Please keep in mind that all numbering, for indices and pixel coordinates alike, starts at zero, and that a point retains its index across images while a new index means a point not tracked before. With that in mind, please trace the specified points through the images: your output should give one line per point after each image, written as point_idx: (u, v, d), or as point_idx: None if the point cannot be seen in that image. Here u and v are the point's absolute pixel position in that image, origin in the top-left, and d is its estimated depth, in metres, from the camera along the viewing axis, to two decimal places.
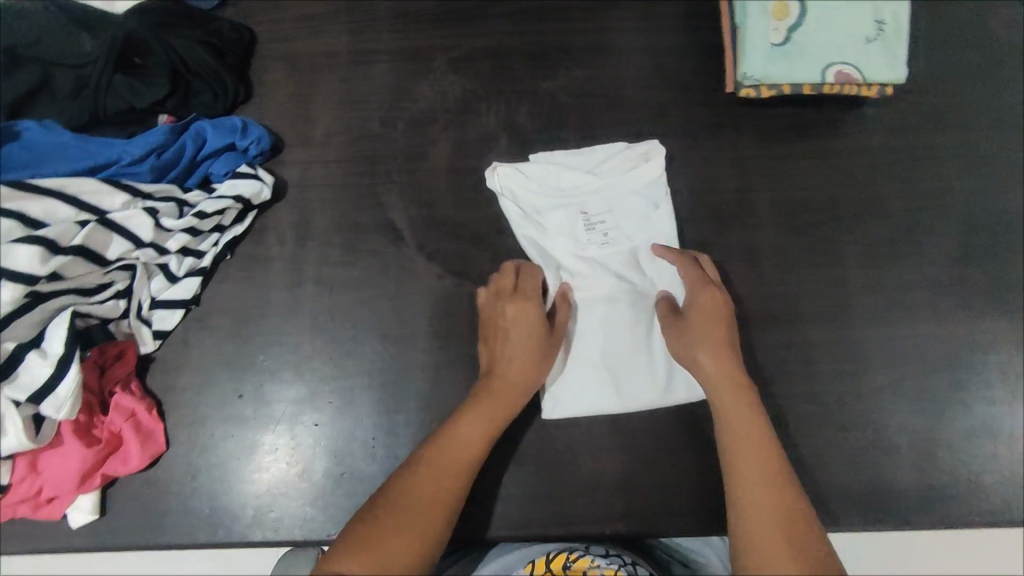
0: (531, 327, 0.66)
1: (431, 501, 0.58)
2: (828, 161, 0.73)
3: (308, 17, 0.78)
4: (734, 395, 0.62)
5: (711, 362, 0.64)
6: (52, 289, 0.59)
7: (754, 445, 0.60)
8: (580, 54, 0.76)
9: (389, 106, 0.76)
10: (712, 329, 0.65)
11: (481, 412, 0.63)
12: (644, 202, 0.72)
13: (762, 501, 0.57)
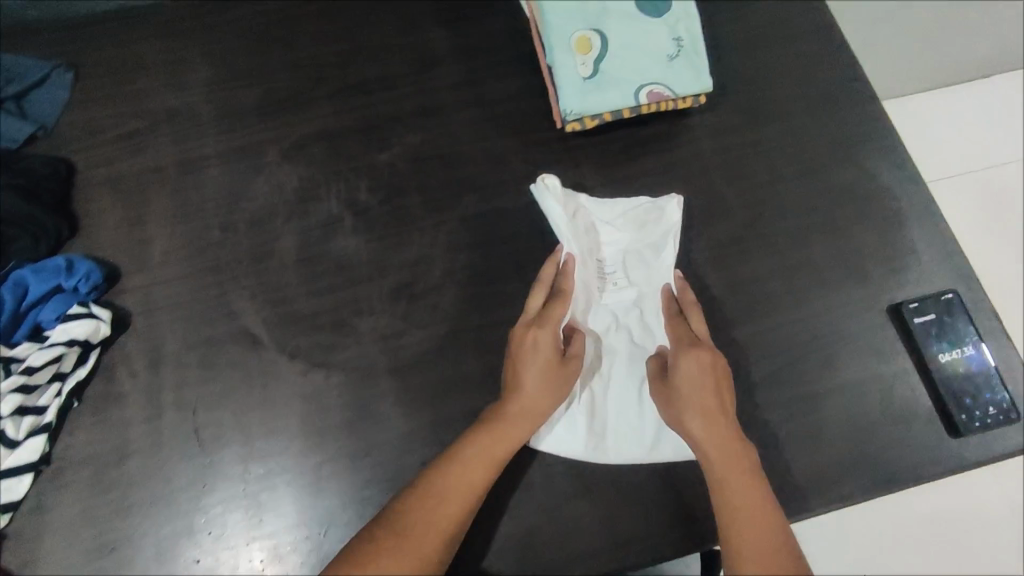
0: (546, 356, 0.63)
1: (413, 542, 0.56)
2: (666, 175, 0.76)
3: (127, 136, 0.77)
4: (720, 420, 0.62)
5: (700, 430, 0.61)
6: None
7: (751, 510, 0.58)
8: (409, 122, 0.78)
9: (224, 209, 0.73)
10: (700, 396, 0.62)
11: (491, 439, 0.60)
12: (653, 253, 0.72)
13: (755, 527, 0.57)
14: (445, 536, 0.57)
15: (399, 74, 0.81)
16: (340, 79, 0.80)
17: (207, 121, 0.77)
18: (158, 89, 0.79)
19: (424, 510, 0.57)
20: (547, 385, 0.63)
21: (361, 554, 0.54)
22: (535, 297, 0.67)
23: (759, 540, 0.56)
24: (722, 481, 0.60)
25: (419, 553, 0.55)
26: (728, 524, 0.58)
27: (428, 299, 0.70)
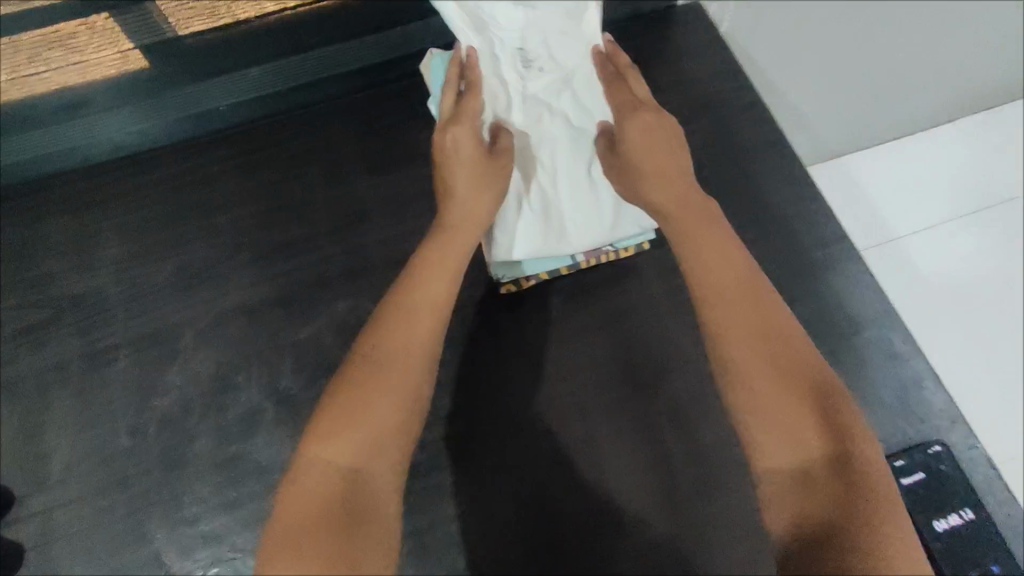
0: (470, 156, 0.56)
1: (372, 394, 0.46)
2: (616, 328, 0.69)
3: (29, 331, 0.70)
4: (715, 236, 0.50)
5: (716, 267, 0.48)
6: None
7: (744, 290, 0.47)
8: (335, 288, 0.72)
9: (135, 408, 0.66)
10: (702, 231, 0.50)
11: (436, 266, 0.53)
12: (587, 34, 0.59)
13: (734, 348, 0.45)
14: (414, 405, 0.47)
15: (323, 231, 0.75)
16: (260, 243, 0.74)
17: (115, 305, 0.71)
18: (65, 272, 0.73)
19: (383, 334, 0.49)
20: (473, 185, 0.56)
21: (345, 401, 0.45)
22: (445, 94, 0.57)
23: (765, 399, 0.43)
24: (704, 281, 0.48)
25: (393, 401, 0.46)
26: (722, 361, 0.46)
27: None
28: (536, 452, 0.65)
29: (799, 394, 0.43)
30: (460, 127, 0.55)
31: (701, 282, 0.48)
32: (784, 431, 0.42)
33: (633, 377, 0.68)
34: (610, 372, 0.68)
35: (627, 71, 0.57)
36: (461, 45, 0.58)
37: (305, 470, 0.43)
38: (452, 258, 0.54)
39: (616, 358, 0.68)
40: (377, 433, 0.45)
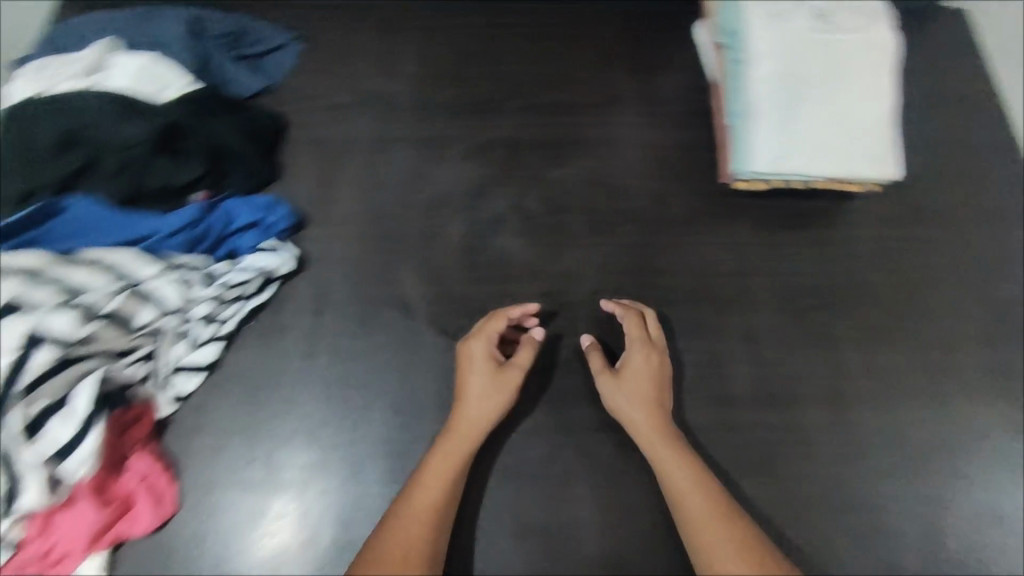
0: (487, 367, 0.66)
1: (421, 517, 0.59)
2: (822, 249, 0.77)
3: (336, 107, 0.86)
4: (672, 430, 0.64)
5: (699, 501, 0.59)
6: (84, 352, 0.60)
7: (712, 523, 0.58)
8: (581, 148, 0.84)
9: (407, 188, 0.80)
10: (688, 481, 0.61)
11: (446, 454, 0.63)
12: (858, 20, 0.76)
13: (694, 526, 0.59)
14: (436, 523, 0.59)
15: (582, 104, 0.87)
16: (530, 97, 0.88)
17: (406, 111, 0.86)
18: (371, 73, 0.88)
19: (450, 447, 0.63)
20: (501, 384, 0.66)
21: (403, 504, 0.60)
22: (475, 342, 0.67)
23: (715, 544, 0.57)
24: (660, 469, 0.62)
25: (425, 507, 0.60)
26: (689, 529, 0.59)
27: (569, 313, 0.74)
28: (727, 324, 0.74)
29: (752, 567, 0.55)
30: (477, 367, 0.66)
31: (677, 466, 0.62)
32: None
33: (827, 292, 0.75)
34: (806, 284, 0.76)
35: (634, 317, 0.70)
36: (754, 2, 0.76)
37: (378, 542, 0.57)
38: (475, 431, 0.64)
39: (815, 276, 0.76)
40: (429, 507, 0.60)
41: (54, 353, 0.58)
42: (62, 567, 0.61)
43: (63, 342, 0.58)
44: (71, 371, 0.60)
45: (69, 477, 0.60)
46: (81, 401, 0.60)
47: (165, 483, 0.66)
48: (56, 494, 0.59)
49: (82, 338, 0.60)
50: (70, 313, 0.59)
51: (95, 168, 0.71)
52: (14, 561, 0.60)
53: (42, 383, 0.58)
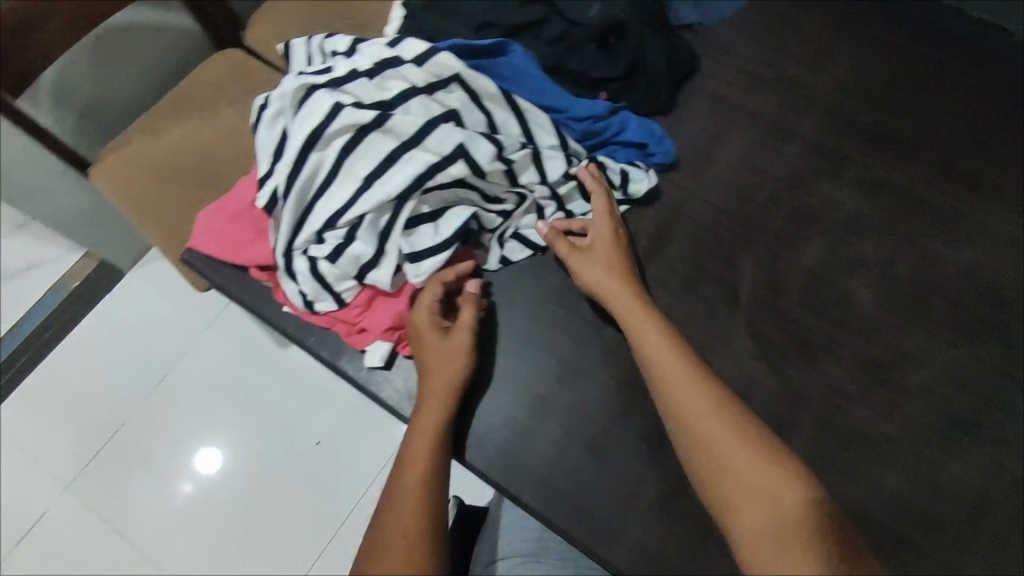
0: (428, 339, 0.64)
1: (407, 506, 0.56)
2: None
3: (750, 75, 0.82)
4: (676, 360, 0.59)
5: (682, 402, 0.57)
6: (473, 183, 0.65)
7: (698, 432, 0.55)
8: (989, 241, 0.73)
9: (783, 186, 0.76)
10: (707, 420, 0.55)
11: (427, 434, 0.60)
12: None
13: (738, 510, 0.51)
14: (423, 501, 0.56)
15: (1009, 197, 0.75)
16: (952, 160, 0.77)
17: (817, 109, 0.80)
18: (799, 57, 0.83)
19: (419, 436, 0.60)
20: (446, 355, 0.63)
21: (395, 481, 0.58)
22: (420, 311, 0.64)
23: (744, 502, 0.51)
24: (686, 419, 0.56)
25: (416, 478, 0.58)
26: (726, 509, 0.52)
27: (890, 395, 0.67)
28: None
29: (779, 488, 0.50)
30: (438, 338, 0.64)
31: (670, 389, 0.58)
32: (760, 542, 0.49)
33: None
34: None
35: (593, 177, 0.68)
36: None
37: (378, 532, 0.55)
38: (449, 383, 0.63)
39: None
40: (416, 484, 0.57)
41: (462, 170, 0.63)
42: (361, 338, 0.68)
43: (471, 165, 0.64)
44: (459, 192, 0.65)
45: (405, 275, 0.66)
46: (452, 221, 0.65)
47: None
48: (392, 284, 0.65)
49: (483, 171, 0.65)
50: (487, 146, 0.64)
51: (540, 30, 0.76)
52: (334, 314, 0.68)
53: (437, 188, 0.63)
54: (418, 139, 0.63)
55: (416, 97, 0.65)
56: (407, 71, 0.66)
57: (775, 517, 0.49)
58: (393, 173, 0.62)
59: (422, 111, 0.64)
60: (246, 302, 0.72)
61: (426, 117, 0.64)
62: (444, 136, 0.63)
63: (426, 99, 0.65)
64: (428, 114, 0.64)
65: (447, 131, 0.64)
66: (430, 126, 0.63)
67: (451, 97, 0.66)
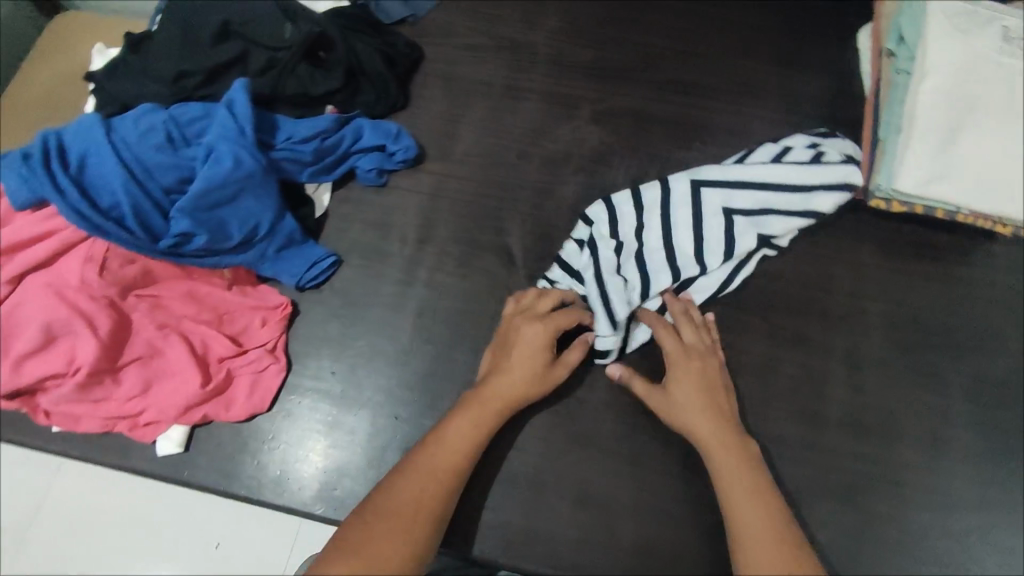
0: (534, 354, 0.64)
1: (402, 518, 0.53)
2: (948, 290, 0.73)
3: (473, 48, 0.85)
4: (731, 449, 0.59)
5: (726, 468, 0.58)
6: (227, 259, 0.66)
7: (753, 490, 0.57)
8: (718, 135, 0.80)
9: (529, 141, 0.80)
10: (748, 487, 0.57)
11: (467, 416, 0.61)
12: None
13: (739, 521, 0.55)
14: (433, 517, 0.55)
15: (722, 90, 0.83)
16: (667, 71, 0.83)
17: (541, 63, 0.84)
18: (513, 19, 0.86)
19: (460, 424, 0.60)
20: (527, 363, 0.63)
21: (436, 443, 0.59)
22: (528, 324, 0.65)
23: (749, 524, 0.54)
24: (720, 476, 0.58)
25: (427, 484, 0.56)
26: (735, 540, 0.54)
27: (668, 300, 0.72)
28: (833, 343, 0.70)
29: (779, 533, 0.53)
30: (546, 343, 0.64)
31: (717, 457, 0.59)
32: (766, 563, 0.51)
33: (944, 337, 0.71)
34: (926, 321, 0.71)
35: (680, 310, 0.68)
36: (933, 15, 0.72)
37: (368, 530, 0.52)
38: (503, 408, 0.62)
39: (936, 315, 0.72)
40: (438, 472, 0.57)
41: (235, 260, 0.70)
42: (148, 431, 0.64)
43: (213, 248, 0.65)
44: (714, 224, 0.71)
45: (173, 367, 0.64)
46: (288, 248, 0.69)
47: (271, 380, 0.67)
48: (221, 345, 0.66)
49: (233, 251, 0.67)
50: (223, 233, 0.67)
51: (244, 65, 0.73)
52: (107, 413, 0.63)
53: (713, 232, 0.71)
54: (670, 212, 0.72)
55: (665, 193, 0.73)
56: (666, 187, 0.74)
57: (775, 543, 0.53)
58: (692, 247, 0.71)
59: (622, 210, 0.73)
60: (8, 435, 0.64)
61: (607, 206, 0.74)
62: (688, 195, 0.73)
63: (714, 185, 0.73)
64: (665, 193, 0.73)
65: (688, 195, 0.73)
66: (667, 209, 0.73)
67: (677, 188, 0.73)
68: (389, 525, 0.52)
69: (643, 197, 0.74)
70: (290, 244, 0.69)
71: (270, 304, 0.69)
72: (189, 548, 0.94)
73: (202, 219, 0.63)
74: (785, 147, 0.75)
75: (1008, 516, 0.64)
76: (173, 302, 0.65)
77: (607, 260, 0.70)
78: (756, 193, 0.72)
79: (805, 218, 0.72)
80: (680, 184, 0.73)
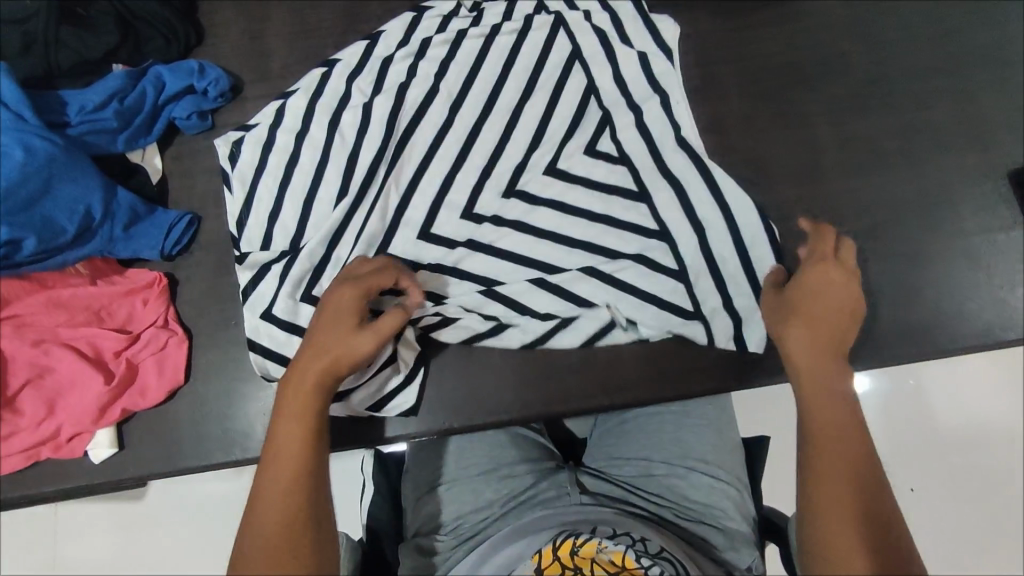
0: (352, 312, 0.58)
1: (282, 510, 0.49)
2: (787, 24, 0.73)
3: None
4: (837, 400, 0.53)
5: (816, 428, 0.52)
6: (70, 254, 0.62)
7: (843, 444, 0.51)
8: None
9: (342, 29, 0.75)
10: (846, 455, 0.50)
11: (294, 402, 0.54)
12: None
13: (821, 432, 0.51)
14: (308, 508, 0.50)
15: None
16: None
17: None
18: None
19: (294, 387, 0.54)
20: (333, 312, 0.58)
21: (274, 436, 0.53)
22: (362, 268, 0.61)
23: (831, 506, 0.48)
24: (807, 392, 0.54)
25: (290, 463, 0.51)
26: (817, 469, 0.50)
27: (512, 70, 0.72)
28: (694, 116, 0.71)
29: (852, 512, 0.48)
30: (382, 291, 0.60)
31: (811, 419, 0.52)
32: (847, 549, 0.47)
33: (795, 70, 0.72)
34: (774, 63, 0.72)
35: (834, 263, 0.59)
36: None
37: (251, 529, 0.49)
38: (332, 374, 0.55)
39: (782, 53, 0.72)
40: (292, 464, 0.51)
41: None
42: (74, 445, 0.62)
43: (45, 250, 0.60)
44: (493, 64, 0.71)
45: (72, 377, 0.62)
46: (134, 222, 0.65)
47: (176, 355, 0.65)
48: (111, 340, 0.63)
49: (70, 244, 0.62)
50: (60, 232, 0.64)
51: (2, 52, 0.66)
52: (24, 445, 0.61)
53: (486, 80, 0.70)
54: (368, 108, 0.69)
55: (372, 90, 0.70)
56: (375, 39, 0.72)
57: (863, 520, 0.48)
58: (483, 130, 0.69)
59: (371, 56, 0.71)
60: None
61: (328, 75, 0.70)
62: (412, 46, 0.71)
63: (429, 46, 0.71)
64: (400, 36, 0.72)
65: (441, 52, 0.71)
66: (309, 120, 0.69)
67: (345, 57, 0.71)
68: (280, 520, 0.48)
69: (323, 81, 0.70)
70: (137, 220, 0.65)
71: (143, 283, 0.65)
72: (215, 540, 0.94)
73: (20, 223, 0.58)
74: (475, 11, 0.73)
75: (890, 209, 0.68)
76: (39, 317, 0.61)
77: (383, 180, 0.68)
78: (473, 43, 0.71)
79: (549, 54, 0.71)
80: (416, 24, 0.72)
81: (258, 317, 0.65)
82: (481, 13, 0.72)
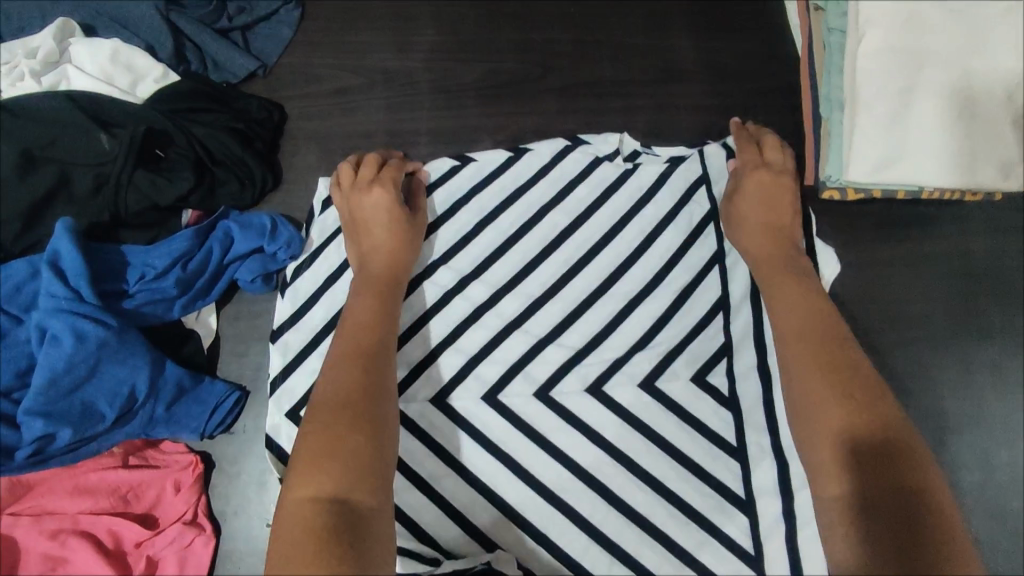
0: (395, 195, 0.62)
1: (327, 404, 0.49)
2: (928, 266, 0.65)
3: (341, 92, 0.71)
4: (826, 368, 0.51)
5: (813, 396, 0.50)
6: (109, 441, 0.56)
7: (844, 385, 0.49)
8: (641, 137, 0.70)
9: None
10: (842, 394, 0.49)
11: (363, 293, 0.58)
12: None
13: (810, 390, 0.51)
14: (350, 388, 0.50)
15: (636, 82, 0.71)
16: (572, 73, 0.71)
17: (424, 95, 0.71)
18: (382, 45, 0.72)
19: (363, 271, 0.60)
20: (384, 203, 0.62)
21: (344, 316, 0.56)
22: (394, 164, 0.64)
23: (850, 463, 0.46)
24: (789, 365, 0.53)
25: (344, 347, 0.54)
26: (812, 445, 0.49)
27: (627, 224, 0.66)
28: None
29: (854, 429, 0.47)
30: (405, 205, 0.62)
31: (800, 388, 0.51)
32: (867, 491, 0.44)
33: (928, 322, 0.64)
34: (904, 312, 0.65)
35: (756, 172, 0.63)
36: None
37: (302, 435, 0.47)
38: (393, 270, 0.60)
39: (916, 300, 0.65)
40: (353, 347, 0.54)
41: None
42: None
43: (82, 438, 0.55)
44: (615, 207, 0.67)
45: (85, 574, 0.56)
46: (177, 402, 0.59)
47: (201, 555, 0.59)
48: (136, 532, 0.58)
49: (109, 429, 0.56)
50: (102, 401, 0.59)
51: (70, 191, 0.61)
52: None
53: (608, 306, 0.63)
54: (475, 237, 0.66)
55: (495, 207, 0.67)
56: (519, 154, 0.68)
57: (885, 448, 0.46)
58: (576, 313, 0.63)
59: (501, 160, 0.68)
60: None
61: (457, 169, 0.68)
62: (552, 184, 0.67)
63: (568, 191, 0.67)
64: (544, 162, 0.68)
65: (586, 198, 0.67)
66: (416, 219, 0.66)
67: (482, 158, 0.68)
68: (326, 419, 0.48)
69: (451, 174, 0.67)
70: (181, 396, 0.59)
71: (178, 466, 0.60)
72: None
73: (59, 413, 0.54)
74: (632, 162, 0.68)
75: (1006, 505, 0.62)
76: (63, 501, 0.57)
77: (461, 323, 0.63)
78: (609, 171, 0.67)
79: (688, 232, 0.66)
80: (565, 159, 0.67)
81: (281, 414, 0.60)
82: (635, 168, 0.68)
